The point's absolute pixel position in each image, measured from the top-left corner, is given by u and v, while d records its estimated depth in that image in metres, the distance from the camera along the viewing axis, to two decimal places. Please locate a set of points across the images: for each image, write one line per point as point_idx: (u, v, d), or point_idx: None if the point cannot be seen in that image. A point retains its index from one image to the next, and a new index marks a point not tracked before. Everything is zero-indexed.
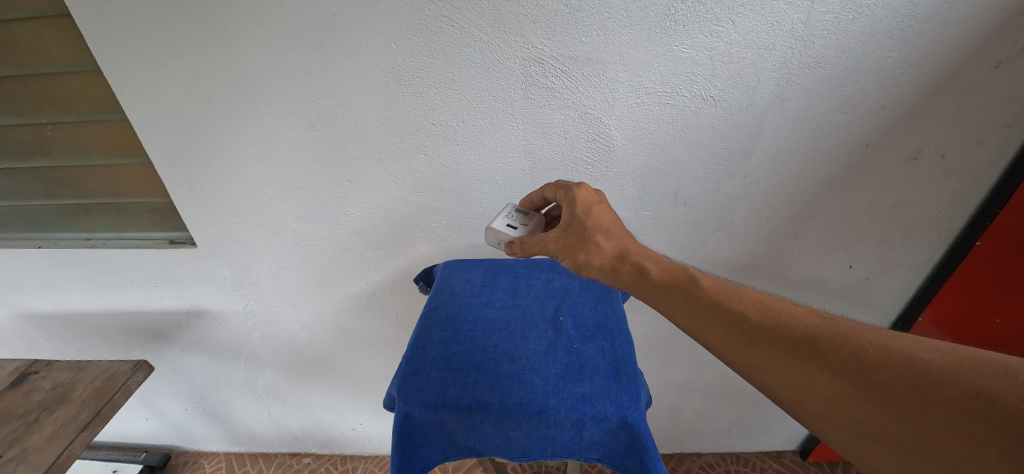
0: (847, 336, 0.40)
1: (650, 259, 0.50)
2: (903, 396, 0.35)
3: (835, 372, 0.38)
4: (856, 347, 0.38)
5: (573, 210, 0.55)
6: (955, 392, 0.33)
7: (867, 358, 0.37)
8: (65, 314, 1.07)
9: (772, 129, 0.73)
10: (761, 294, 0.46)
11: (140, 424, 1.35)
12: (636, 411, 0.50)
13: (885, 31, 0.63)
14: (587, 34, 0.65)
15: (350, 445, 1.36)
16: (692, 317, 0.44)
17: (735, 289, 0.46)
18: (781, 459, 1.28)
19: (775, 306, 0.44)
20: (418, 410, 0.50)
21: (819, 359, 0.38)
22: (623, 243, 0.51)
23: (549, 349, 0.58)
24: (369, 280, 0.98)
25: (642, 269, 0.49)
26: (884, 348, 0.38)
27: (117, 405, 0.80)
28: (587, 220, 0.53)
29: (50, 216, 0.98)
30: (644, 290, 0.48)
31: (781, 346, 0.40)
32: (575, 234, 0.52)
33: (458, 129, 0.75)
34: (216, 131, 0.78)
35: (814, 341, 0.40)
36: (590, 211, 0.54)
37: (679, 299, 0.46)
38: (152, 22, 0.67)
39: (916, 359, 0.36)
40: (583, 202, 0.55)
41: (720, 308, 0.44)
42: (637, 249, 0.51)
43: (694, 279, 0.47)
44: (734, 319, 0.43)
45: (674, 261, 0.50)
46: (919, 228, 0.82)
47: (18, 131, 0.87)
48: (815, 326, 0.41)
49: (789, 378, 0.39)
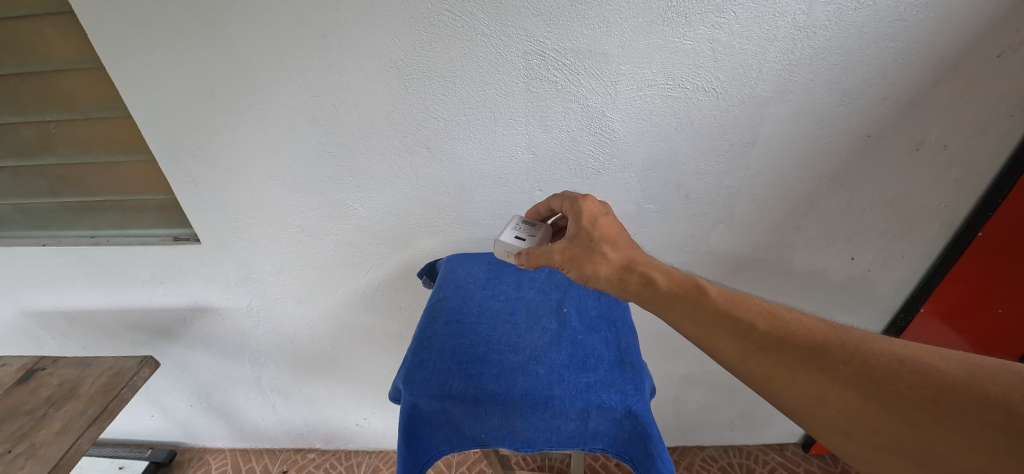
0: (858, 345, 0.40)
1: (657, 268, 0.50)
2: (917, 405, 0.35)
3: (848, 381, 0.38)
4: (867, 355, 0.38)
5: (580, 221, 0.55)
6: (970, 400, 0.33)
7: (879, 368, 0.37)
8: (70, 311, 1.08)
9: (774, 121, 0.73)
10: (769, 302, 0.46)
11: (146, 421, 1.36)
12: (640, 399, 0.50)
13: (887, 21, 0.63)
14: (588, 27, 0.65)
15: (355, 440, 1.37)
16: (701, 327, 0.45)
17: (742, 298, 0.46)
18: (783, 451, 1.29)
19: (784, 316, 0.44)
20: (425, 401, 0.51)
21: (829, 368, 0.39)
22: (629, 254, 0.52)
23: (553, 341, 0.58)
24: (372, 276, 0.98)
25: (649, 279, 0.49)
26: (897, 356, 0.38)
27: (124, 400, 0.81)
28: (593, 231, 0.53)
29: (55, 214, 0.98)
30: (653, 301, 0.48)
31: (790, 356, 0.40)
32: (582, 244, 0.52)
33: (460, 124, 0.76)
34: (219, 127, 0.79)
35: (825, 350, 0.40)
36: (597, 222, 0.54)
37: (687, 309, 0.46)
38: (154, 18, 0.67)
39: (931, 368, 0.36)
40: (589, 213, 0.55)
41: (729, 318, 0.44)
42: (644, 259, 0.51)
43: (702, 288, 0.47)
44: (741, 330, 0.43)
45: (682, 271, 0.50)
46: (920, 220, 0.83)
47: (21, 129, 0.87)
48: (825, 335, 0.41)
49: (799, 389, 0.39)
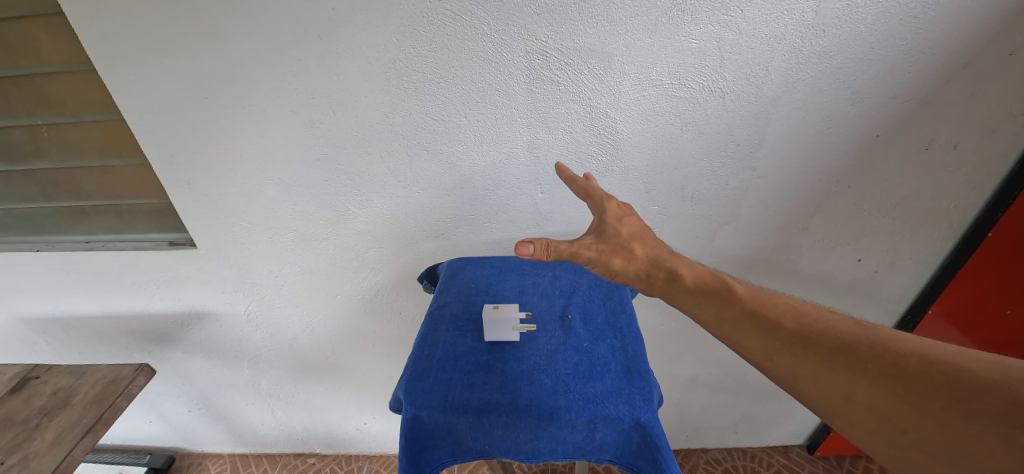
0: (888, 345, 0.40)
1: (684, 266, 0.49)
2: (946, 405, 0.35)
3: (876, 381, 0.38)
4: (896, 355, 0.39)
5: (605, 218, 0.53)
6: (999, 402, 0.34)
7: (909, 367, 0.37)
8: (65, 317, 1.06)
9: (781, 120, 0.71)
10: (796, 301, 0.46)
11: (144, 427, 1.34)
12: (649, 410, 0.49)
13: (898, 19, 0.62)
14: (592, 25, 0.64)
15: (356, 445, 1.36)
16: (728, 325, 0.44)
17: (769, 297, 0.46)
18: (788, 453, 1.28)
19: (811, 314, 0.44)
20: (427, 412, 0.49)
21: (859, 367, 0.39)
22: (656, 252, 0.51)
23: (558, 349, 0.57)
24: (371, 280, 0.97)
25: (678, 276, 0.48)
26: (927, 357, 0.38)
27: (120, 409, 0.79)
28: (620, 228, 0.52)
29: (49, 218, 0.97)
30: (680, 297, 0.47)
31: (819, 354, 0.40)
32: (609, 241, 0.50)
33: (460, 125, 0.74)
34: (215, 130, 0.77)
35: (853, 349, 0.40)
36: (622, 220, 0.53)
37: (715, 307, 0.46)
38: (146, 19, 0.65)
39: (961, 370, 0.36)
40: (614, 211, 0.54)
41: (757, 316, 0.44)
42: (670, 257, 0.51)
43: (729, 286, 0.47)
44: (769, 328, 0.43)
45: (707, 268, 0.50)
46: (929, 220, 0.81)
47: (13, 133, 0.86)
48: (854, 333, 0.41)
49: (826, 386, 0.39)
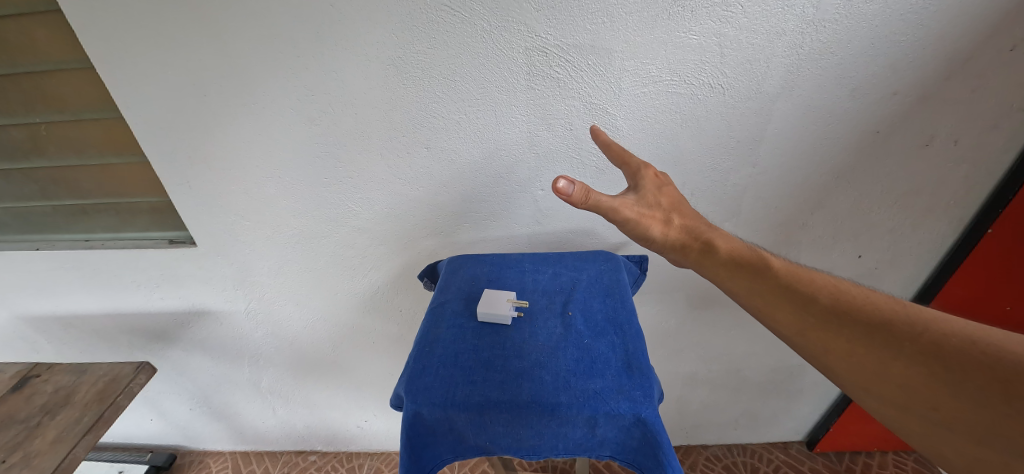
0: (929, 324, 0.42)
1: (720, 237, 0.54)
2: (986, 386, 0.37)
3: (912, 357, 0.41)
4: (936, 335, 0.41)
5: (647, 186, 0.57)
6: None
7: (949, 347, 0.40)
8: (65, 316, 1.06)
9: (782, 116, 0.71)
10: (835, 278, 0.49)
11: (145, 425, 1.34)
12: (649, 407, 0.48)
13: (899, 14, 0.62)
14: (591, 22, 0.64)
15: (357, 442, 1.36)
16: (761, 299, 0.49)
17: (806, 273, 0.50)
18: (787, 449, 1.28)
19: (849, 290, 0.47)
20: (428, 409, 0.49)
21: (894, 344, 0.42)
22: (692, 222, 0.55)
23: (558, 345, 0.56)
24: (371, 277, 0.97)
25: (712, 247, 0.53)
26: (970, 338, 0.40)
27: (121, 407, 0.79)
28: (659, 198, 0.56)
29: (49, 217, 0.97)
30: (711, 267, 0.53)
31: (852, 330, 0.44)
32: (647, 206, 0.55)
33: (460, 122, 0.74)
34: (214, 127, 0.77)
35: (890, 326, 0.43)
36: (662, 190, 0.57)
37: (749, 279, 0.50)
38: (144, 16, 0.65)
39: (1007, 352, 0.38)
40: (655, 180, 0.58)
41: (790, 290, 0.48)
42: (706, 228, 0.55)
43: (765, 259, 0.51)
44: (803, 302, 0.47)
45: (742, 240, 0.55)
46: (930, 216, 0.82)
47: (12, 132, 0.85)
48: (894, 311, 0.44)
49: (858, 360, 0.43)
